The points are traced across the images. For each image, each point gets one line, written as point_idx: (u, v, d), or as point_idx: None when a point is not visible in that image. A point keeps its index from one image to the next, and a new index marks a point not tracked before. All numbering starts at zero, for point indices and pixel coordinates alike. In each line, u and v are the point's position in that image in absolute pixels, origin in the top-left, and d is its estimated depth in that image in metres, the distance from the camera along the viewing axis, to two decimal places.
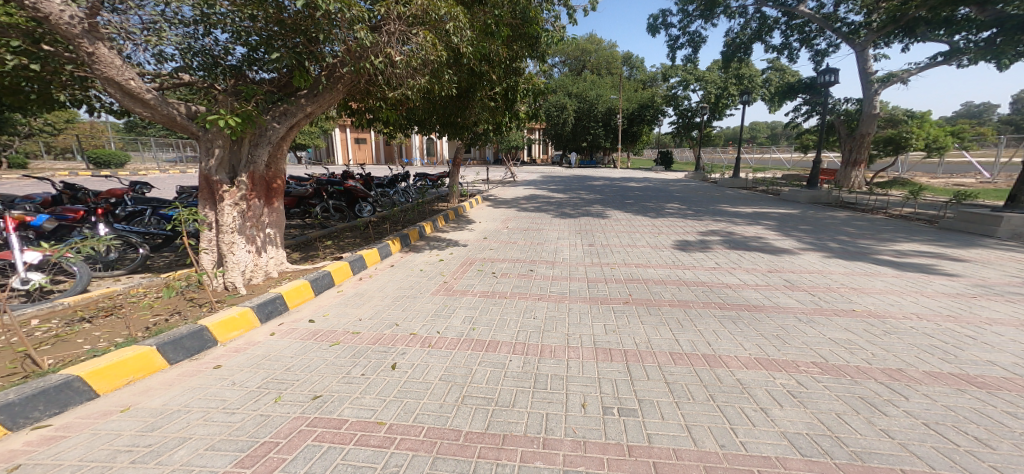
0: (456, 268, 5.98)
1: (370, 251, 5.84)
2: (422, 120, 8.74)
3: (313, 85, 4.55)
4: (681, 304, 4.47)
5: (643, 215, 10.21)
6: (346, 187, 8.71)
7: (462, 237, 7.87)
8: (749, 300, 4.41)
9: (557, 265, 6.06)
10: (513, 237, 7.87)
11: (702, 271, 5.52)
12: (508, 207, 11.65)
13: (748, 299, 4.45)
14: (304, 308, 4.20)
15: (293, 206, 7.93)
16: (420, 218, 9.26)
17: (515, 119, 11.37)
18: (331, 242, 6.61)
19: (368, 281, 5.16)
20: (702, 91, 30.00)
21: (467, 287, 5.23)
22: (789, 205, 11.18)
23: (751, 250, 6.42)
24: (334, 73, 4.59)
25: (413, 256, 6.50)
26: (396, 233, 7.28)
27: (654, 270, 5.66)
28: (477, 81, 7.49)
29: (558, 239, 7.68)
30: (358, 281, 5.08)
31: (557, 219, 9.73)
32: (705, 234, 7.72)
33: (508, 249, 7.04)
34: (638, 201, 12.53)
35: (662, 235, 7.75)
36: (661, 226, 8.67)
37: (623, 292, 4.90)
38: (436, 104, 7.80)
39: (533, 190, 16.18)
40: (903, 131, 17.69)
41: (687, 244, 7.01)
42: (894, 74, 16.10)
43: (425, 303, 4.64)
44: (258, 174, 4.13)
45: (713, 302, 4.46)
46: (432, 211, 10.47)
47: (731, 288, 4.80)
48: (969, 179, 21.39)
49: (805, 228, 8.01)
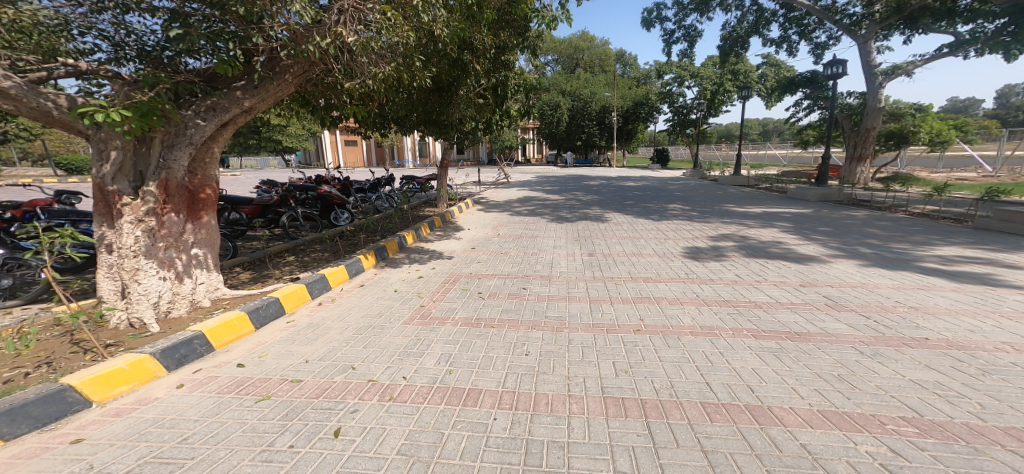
0: (437, 287, 5.14)
1: (336, 269, 5.01)
2: (400, 117, 7.89)
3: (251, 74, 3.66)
4: (706, 332, 3.67)
5: (645, 218, 9.42)
6: (319, 193, 7.87)
7: (446, 248, 7.03)
8: (790, 326, 3.60)
9: (554, 282, 5.23)
10: (504, 247, 7.05)
11: (722, 285, 4.72)
12: (500, 210, 10.81)
13: (788, 324, 3.65)
14: (234, 347, 3.35)
15: (257, 215, 6.97)
16: (401, 225, 8.41)
17: (506, 118, 10.52)
18: (293, 256, 5.75)
19: (329, 307, 4.33)
20: (697, 87, 29.40)
21: (448, 312, 4.40)
22: (800, 204, 10.43)
23: (773, 256, 5.63)
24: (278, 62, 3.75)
25: (388, 272, 5.66)
26: (371, 245, 6.42)
27: (667, 286, 4.84)
28: (460, 74, 6.63)
29: (554, 247, 6.86)
30: (316, 308, 4.25)
31: (552, 224, 8.91)
32: (716, 238, 6.94)
33: (497, 262, 6.20)
34: (638, 203, 11.73)
35: (668, 241, 6.95)
36: (667, 231, 7.87)
37: (634, 318, 4.08)
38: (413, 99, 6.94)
39: (526, 191, 15.34)
40: (909, 124, 16.99)
41: (699, 252, 6.22)
42: (899, 66, 15.13)
43: (394, 336, 3.82)
44: (175, 183, 3.27)
45: (745, 329, 3.66)
46: (416, 217, 9.62)
47: (763, 308, 4.00)
48: (971, 173, 20.88)
49: (826, 230, 7.25)
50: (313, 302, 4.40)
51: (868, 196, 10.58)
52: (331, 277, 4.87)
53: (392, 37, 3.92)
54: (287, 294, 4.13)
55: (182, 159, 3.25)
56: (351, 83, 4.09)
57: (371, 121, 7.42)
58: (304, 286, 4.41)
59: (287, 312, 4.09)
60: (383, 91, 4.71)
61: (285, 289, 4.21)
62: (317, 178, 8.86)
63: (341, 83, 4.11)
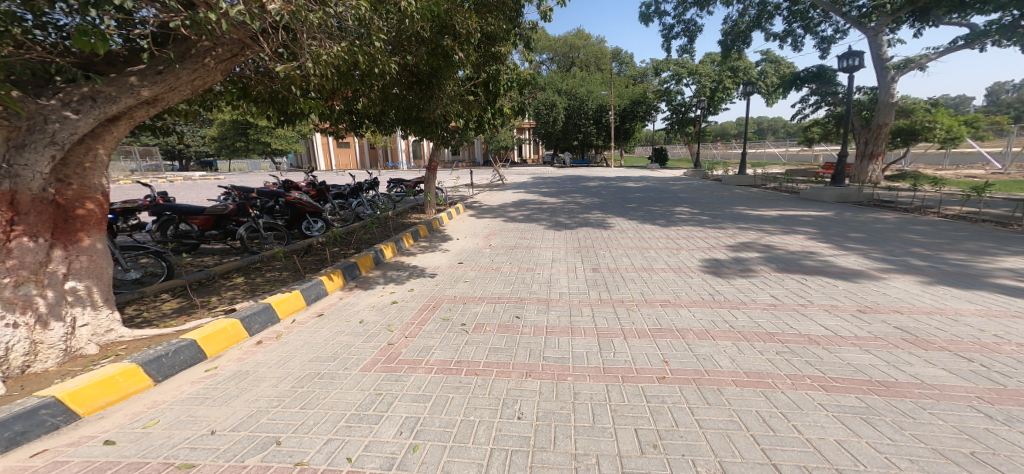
0: (413, 316, 4.27)
1: (290, 296, 4.13)
2: (376, 114, 6.96)
3: (152, 61, 2.86)
4: (759, 382, 2.82)
5: (651, 222, 8.58)
6: (288, 201, 6.96)
7: (429, 263, 6.16)
8: (868, 372, 2.76)
9: (553, 309, 4.37)
10: (496, 261, 6.17)
11: (759, 311, 3.87)
12: (493, 216, 9.94)
13: (863, 368, 2.80)
14: (112, 413, 2.51)
15: (211, 227, 5.88)
16: (382, 235, 7.53)
17: (498, 116, 9.60)
18: (245, 276, 4.86)
19: (271, 347, 3.45)
20: (695, 85, 28.65)
21: (422, 352, 3.55)
22: (818, 205, 9.59)
23: (812, 270, 4.76)
24: (192, 51, 3.00)
25: (356, 295, 4.76)
26: (340, 261, 5.54)
27: (692, 313, 4.00)
28: (441, 65, 5.72)
29: (552, 261, 5.98)
30: (252, 349, 3.37)
31: (549, 231, 8.06)
32: (736, 248, 6.10)
33: (487, 281, 5.33)
34: (642, 206, 10.87)
35: (682, 252, 6.11)
36: (679, 239, 7.01)
37: (656, 360, 3.28)
38: (387, 94, 6.05)
39: (523, 194, 14.47)
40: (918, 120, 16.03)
41: (721, 265, 5.37)
42: (912, 59, 13.95)
43: (346, 391, 2.93)
44: (29, 194, 2.48)
45: (807, 376, 2.80)
46: (400, 225, 8.74)
47: (821, 345, 3.15)
48: (978, 170, 20.20)
49: (859, 235, 6.42)
50: (251, 340, 3.52)
51: (890, 196, 9.73)
52: (281, 306, 4.00)
53: (340, 8, 3.12)
54: (211, 333, 3.27)
55: (38, 163, 2.46)
56: (288, 66, 3.26)
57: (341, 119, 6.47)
58: (240, 320, 3.55)
59: (211, 356, 3.23)
60: (337, 80, 3.85)
61: (212, 325, 3.35)
62: (291, 184, 7.88)
63: (278, 68, 3.27)
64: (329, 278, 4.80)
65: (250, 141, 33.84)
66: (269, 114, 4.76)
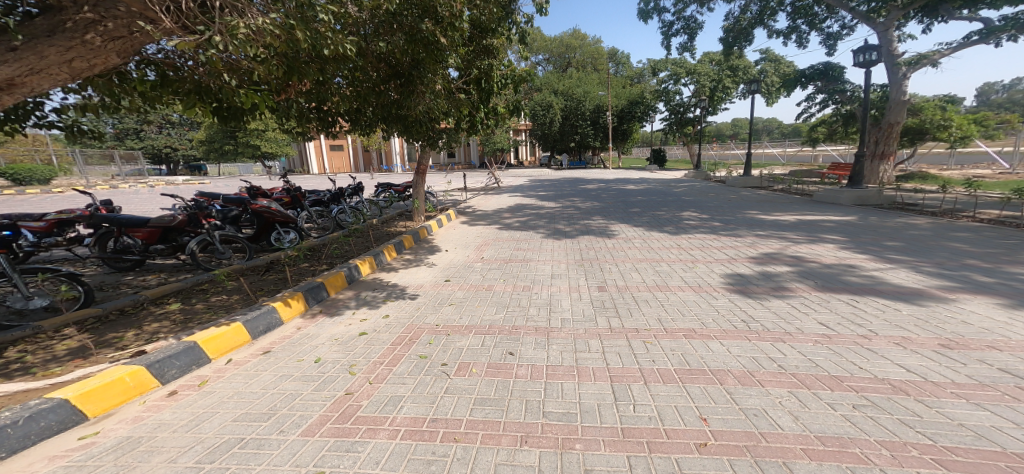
0: (387, 353, 3.54)
1: (227, 330, 3.36)
2: (356, 114, 6.18)
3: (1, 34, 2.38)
4: (846, 452, 2.09)
5: (658, 229, 7.87)
6: (255, 211, 6.19)
7: (411, 280, 5.40)
8: (996, 440, 2.06)
9: (555, 342, 3.71)
10: (487, 278, 5.40)
11: (811, 344, 3.14)
12: (487, 223, 9.19)
13: (986, 434, 2.10)
14: None
15: (156, 240, 5.15)
16: (363, 245, 6.78)
17: (491, 116, 8.81)
18: (188, 300, 4.10)
19: (186, 399, 2.70)
20: (694, 84, 27.99)
21: (394, 405, 2.81)
22: (837, 208, 8.87)
23: (861, 289, 4.04)
24: (59, 25, 2.46)
25: (320, 324, 4.00)
26: (307, 279, 4.79)
27: (727, 348, 3.27)
28: (423, 55, 4.95)
29: (551, 277, 5.27)
30: (157, 403, 2.62)
31: (546, 240, 7.33)
32: (760, 259, 5.38)
33: (477, 304, 4.60)
34: (646, 211, 10.14)
35: (699, 265, 5.38)
36: (692, 249, 6.28)
37: (691, 418, 2.53)
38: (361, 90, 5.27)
39: (518, 197, 13.71)
40: (929, 118, 15.14)
41: (748, 280, 4.63)
42: (924, 55, 12.61)
43: (276, 468, 2.15)
44: None
45: (912, 445, 2.09)
46: (384, 233, 7.99)
47: (914, 397, 2.44)
48: (985, 169, 19.63)
49: (896, 243, 5.71)
50: (160, 391, 2.77)
51: (914, 198, 8.98)
52: (213, 343, 3.23)
53: None
54: (96, 388, 2.53)
55: None
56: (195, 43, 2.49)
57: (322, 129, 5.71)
58: (148, 367, 2.80)
59: (93, 416, 2.48)
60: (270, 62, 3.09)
61: (104, 376, 2.61)
62: (258, 189, 7.06)
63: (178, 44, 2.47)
64: (286, 305, 4.01)
65: (239, 144, 33.05)
66: (213, 117, 3.88)
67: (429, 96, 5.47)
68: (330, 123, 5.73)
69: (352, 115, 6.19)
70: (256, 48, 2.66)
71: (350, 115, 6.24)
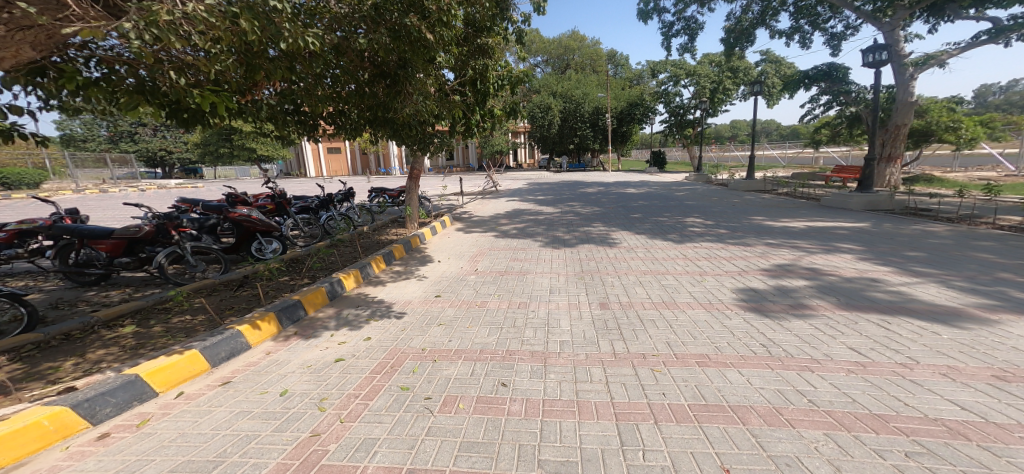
0: (364, 383, 3.17)
1: (179, 360, 2.99)
2: (339, 116, 5.82)
3: None
4: None
5: (662, 236, 7.51)
6: (235, 219, 5.80)
7: (399, 295, 5.04)
8: None
9: (552, 371, 3.35)
10: (480, 294, 5.02)
11: (844, 375, 2.77)
12: (483, 229, 8.82)
13: None
14: None
15: (121, 253, 4.80)
16: (350, 256, 6.42)
17: (487, 118, 8.44)
18: (146, 322, 3.71)
19: (118, 444, 2.32)
20: (694, 86, 27.70)
21: (367, 449, 2.43)
22: (847, 213, 8.50)
23: (890, 308, 3.66)
24: None
25: (292, 348, 3.62)
26: (284, 296, 4.42)
27: (746, 378, 2.90)
28: (411, 52, 4.59)
29: (549, 293, 4.92)
30: (81, 450, 2.25)
31: (544, 249, 6.97)
32: (773, 271, 5.01)
33: (469, 324, 4.24)
34: (648, 217, 9.76)
35: (707, 278, 5.02)
36: (699, 259, 5.91)
37: (710, 468, 2.14)
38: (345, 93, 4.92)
39: (516, 202, 13.34)
40: (935, 119, 14.69)
41: (763, 296, 4.25)
42: (932, 55, 12.06)
43: None
44: None
45: None
46: (375, 241, 7.63)
47: (977, 442, 2.07)
48: (991, 171, 19.28)
49: (917, 253, 5.34)
50: (88, 434, 2.40)
51: (927, 204, 8.59)
52: (160, 375, 2.87)
53: None
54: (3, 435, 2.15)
55: None
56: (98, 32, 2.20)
57: (304, 133, 5.35)
58: (75, 407, 2.43)
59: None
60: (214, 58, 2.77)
61: (15, 420, 2.23)
62: (237, 195, 6.64)
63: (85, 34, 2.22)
64: (253, 328, 3.64)
65: (234, 147, 32.71)
66: (173, 121, 3.51)
67: (420, 97, 5.09)
68: (313, 127, 5.38)
69: (336, 118, 5.82)
70: (195, 37, 2.47)
71: (333, 118, 5.88)
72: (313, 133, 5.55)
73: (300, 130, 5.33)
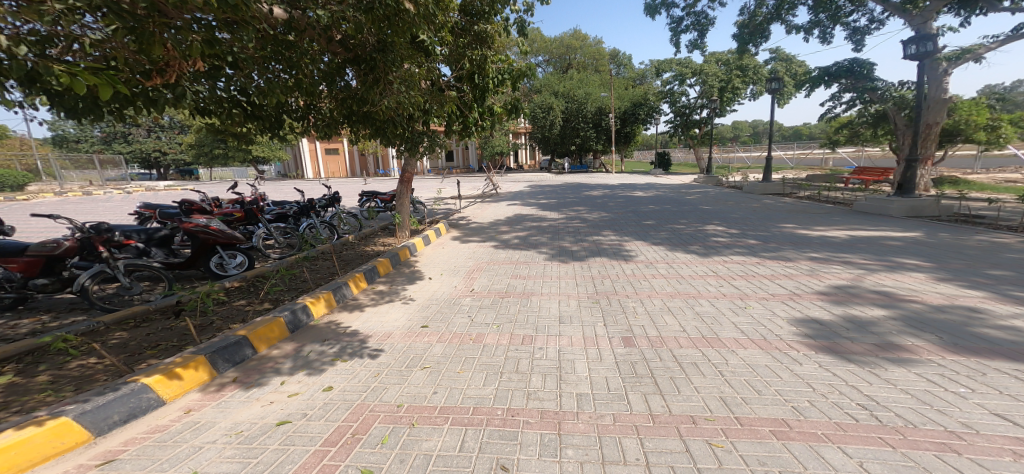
0: (311, 461, 2.28)
1: (36, 434, 2.13)
2: (310, 114, 4.92)
3: None
4: None
5: (683, 247, 6.63)
6: (188, 230, 4.89)
7: (376, 325, 4.16)
8: None
9: (570, 443, 2.47)
10: (475, 325, 4.15)
11: (1014, 462, 1.92)
12: (481, 238, 7.95)
13: None
14: None
15: (39, 274, 3.95)
16: (326, 271, 5.54)
17: (486, 117, 7.46)
18: (33, 369, 2.84)
19: None
20: (700, 85, 26.80)
21: None
22: (888, 220, 7.59)
23: (1017, 355, 2.77)
24: None
25: (222, 406, 2.73)
26: (225, 329, 3.53)
27: (859, 463, 2.02)
28: (389, 30, 3.72)
29: (559, 325, 4.07)
30: None
31: (549, 262, 6.09)
32: (833, 294, 4.10)
33: (461, 368, 3.39)
34: (662, 224, 8.86)
35: (751, 303, 4.11)
36: (734, 277, 5.01)
37: None
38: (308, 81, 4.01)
39: (517, 206, 12.47)
40: (964, 118, 13.69)
41: (832, 331, 3.35)
42: (968, 48, 11.16)
43: None
44: None
45: None
46: (359, 252, 6.75)
47: None
48: (1015, 173, 18.36)
49: (1001, 271, 4.45)
50: None
51: (978, 210, 7.67)
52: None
53: None
54: None
55: None
56: None
57: (266, 132, 4.47)
58: None
59: None
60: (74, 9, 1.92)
61: None
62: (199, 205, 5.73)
63: None
64: (169, 378, 2.77)
65: (229, 148, 31.89)
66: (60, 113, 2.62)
67: (402, 91, 4.22)
68: (277, 126, 4.51)
69: (307, 116, 4.93)
70: None
71: (303, 119, 4.98)
72: (278, 133, 4.68)
73: (261, 131, 4.45)
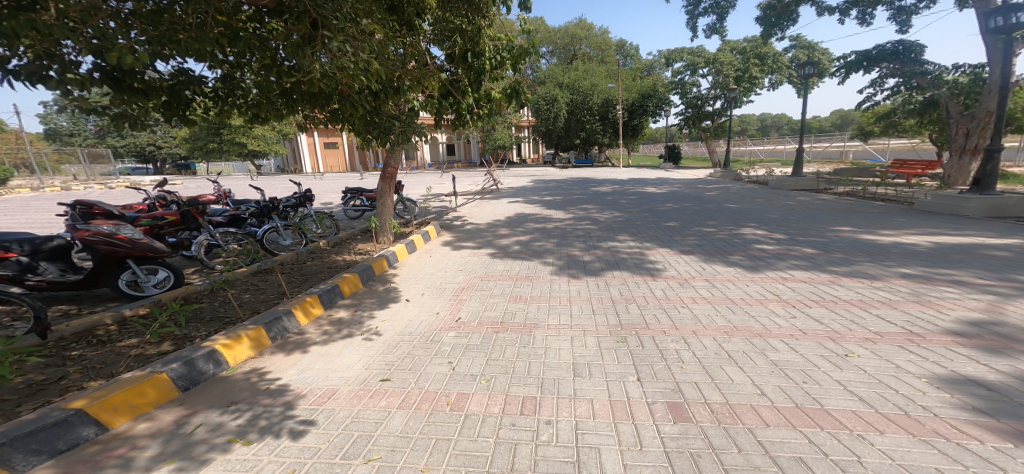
0: None
1: None
2: (229, 94, 3.45)
3: None
4: None
5: (721, 256, 5.37)
6: (81, 238, 3.61)
7: (314, 375, 2.97)
8: None
9: None
10: (458, 378, 2.95)
11: None
12: (477, 244, 6.75)
13: None
14: None
15: None
16: (273, 289, 4.33)
17: (482, 104, 6.03)
18: None
19: None
20: (715, 74, 25.28)
21: None
22: (969, 221, 6.27)
23: None
24: None
25: None
26: (66, 394, 2.37)
27: None
28: None
29: (575, 382, 2.87)
30: None
31: (556, 277, 4.86)
32: (972, 333, 2.86)
33: (439, 458, 2.22)
34: (687, 226, 7.58)
35: (851, 347, 2.87)
36: (804, 300, 3.75)
37: None
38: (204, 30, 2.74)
39: (519, 204, 11.23)
40: (1021, 105, 12.22)
41: (1018, 405, 2.17)
42: None
43: None
44: None
45: None
46: (325, 261, 5.55)
47: None
48: None
49: None
50: None
51: None
52: None
53: None
54: None
55: None
56: None
57: (167, 114, 3.22)
58: None
59: None
60: None
61: None
62: (104, 208, 4.43)
63: None
64: None
65: (222, 142, 30.72)
66: None
67: (345, 51, 2.99)
68: (182, 104, 3.25)
69: (221, 100, 3.47)
70: None
71: (216, 100, 3.52)
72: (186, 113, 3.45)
73: (156, 110, 3.14)
